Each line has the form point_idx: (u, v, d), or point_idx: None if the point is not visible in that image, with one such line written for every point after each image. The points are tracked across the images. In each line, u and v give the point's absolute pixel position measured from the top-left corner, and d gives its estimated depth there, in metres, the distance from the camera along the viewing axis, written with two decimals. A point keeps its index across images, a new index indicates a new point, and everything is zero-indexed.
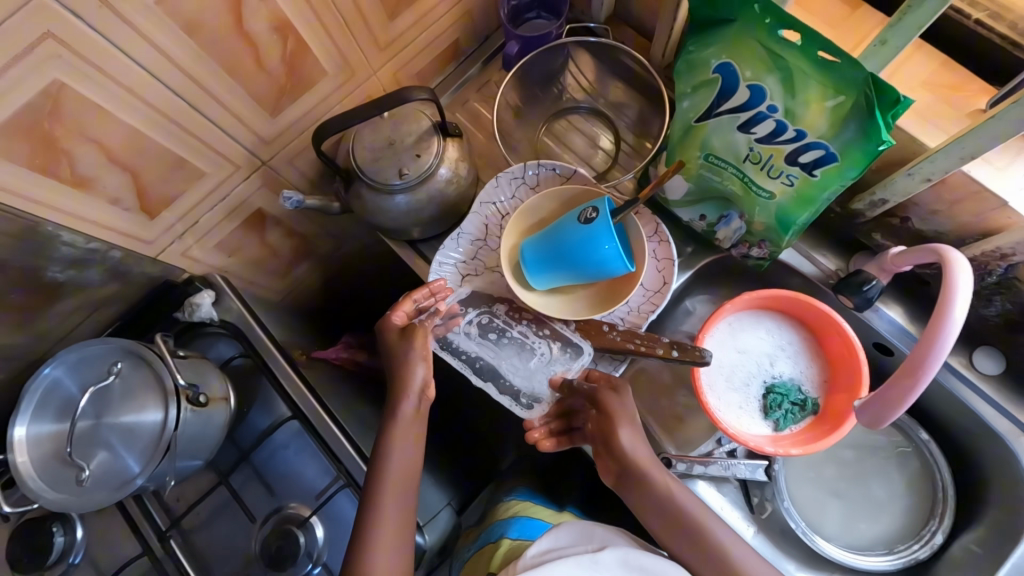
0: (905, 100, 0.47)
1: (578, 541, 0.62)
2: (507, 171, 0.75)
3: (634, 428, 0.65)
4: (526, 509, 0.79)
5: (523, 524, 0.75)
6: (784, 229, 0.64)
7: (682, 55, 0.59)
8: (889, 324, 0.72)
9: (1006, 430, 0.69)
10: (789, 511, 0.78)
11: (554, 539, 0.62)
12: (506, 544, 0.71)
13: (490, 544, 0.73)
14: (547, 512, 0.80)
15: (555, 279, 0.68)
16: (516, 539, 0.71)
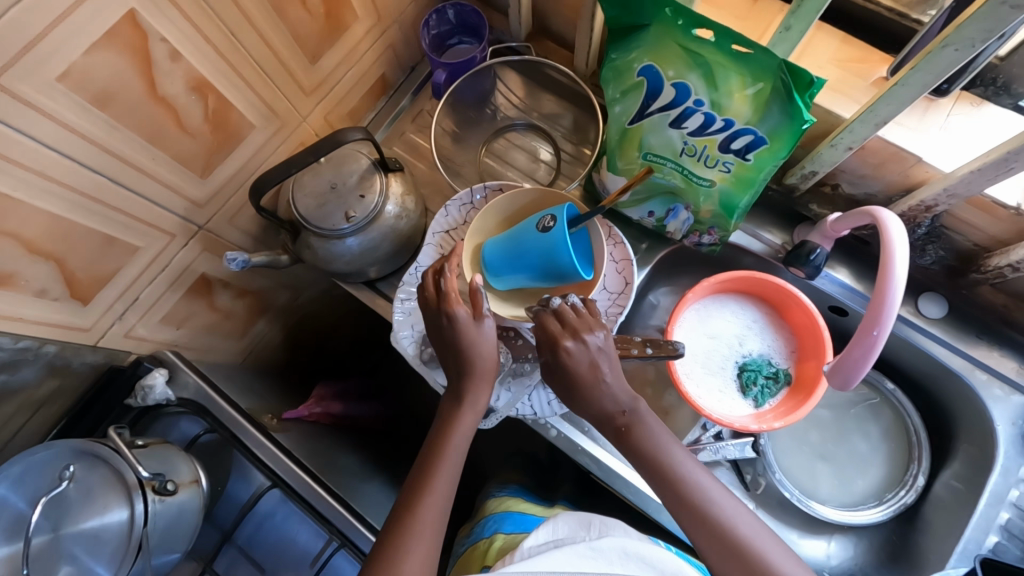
0: (819, 81, 0.50)
1: (577, 531, 0.59)
2: (454, 198, 0.73)
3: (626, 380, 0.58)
4: (514, 506, 0.78)
5: (517, 519, 0.74)
6: (729, 213, 0.67)
7: (607, 63, 0.60)
8: (840, 287, 0.76)
9: (961, 367, 0.74)
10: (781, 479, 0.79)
11: (551, 531, 0.60)
12: (500, 538, 0.69)
13: (482, 540, 0.71)
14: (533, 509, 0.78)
15: (516, 282, 0.65)
16: (510, 533, 0.69)
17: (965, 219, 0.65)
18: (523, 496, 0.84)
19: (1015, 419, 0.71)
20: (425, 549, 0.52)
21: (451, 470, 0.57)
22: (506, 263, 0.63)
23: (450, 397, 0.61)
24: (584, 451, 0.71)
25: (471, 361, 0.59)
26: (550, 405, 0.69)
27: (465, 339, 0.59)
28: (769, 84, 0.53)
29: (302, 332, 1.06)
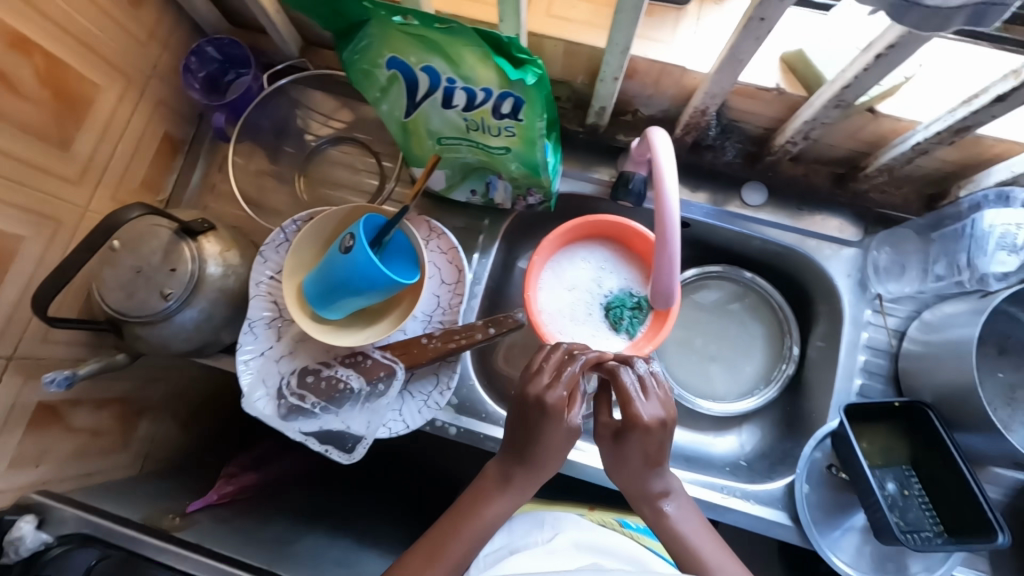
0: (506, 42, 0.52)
1: (532, 531, 0.67)
2: (267, 241, 0.66)
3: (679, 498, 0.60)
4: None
5: None
6: (536, 172, 0.68)
7: (351, 66, 0.57)
8: (671, 203, 0.79)
9: (795, 240, 0.79)
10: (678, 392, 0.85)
11: (508, 534, 0.67)
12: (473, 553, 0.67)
13: None
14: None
15: (346, 309, 0.61)
16: None
17: (745, 111, 0.69)
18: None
19: (848, 271, 0.78)
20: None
21: (468, 541, 0.58)
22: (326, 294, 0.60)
23: (498, 476, 0.61)
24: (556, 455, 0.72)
25: (536, 453, 0.59)
26: (421, 413, 0.62)
27: (547, 440, 0.58)
28: (483, 56, 0.54)
29: (194, 414, 1.01)
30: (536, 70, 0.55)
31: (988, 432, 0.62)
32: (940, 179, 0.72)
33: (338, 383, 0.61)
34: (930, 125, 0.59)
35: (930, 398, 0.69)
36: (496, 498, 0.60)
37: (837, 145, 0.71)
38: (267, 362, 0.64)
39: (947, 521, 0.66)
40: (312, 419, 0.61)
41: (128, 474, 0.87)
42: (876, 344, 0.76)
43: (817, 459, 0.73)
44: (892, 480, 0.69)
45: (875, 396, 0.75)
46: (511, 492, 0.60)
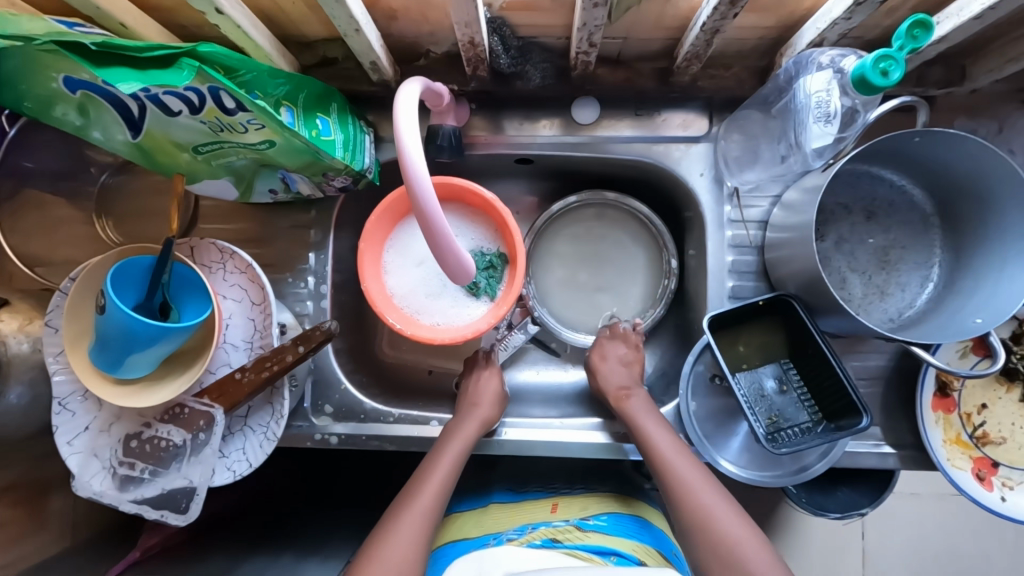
0: (98, 41, 0.43)
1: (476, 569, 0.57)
2: (51, 305, 0.59)
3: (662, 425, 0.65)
4: (449, 536, 0.69)
5: (446, 553, 0.65)
6: (318, 157, 0.59)
7: (27, 102, 0.48)
8: (500, 144, 0.72)
9: (642, 151, 0.72)
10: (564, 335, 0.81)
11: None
12: None
13: None
14: (467, 522, 0.71)
15: (144, 368, 0.55)
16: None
17: (533, 24, 0.60)
18: (459, 508, 0.76)
19: (702, 169, 0.71)
20: (409, 531, 0.59)
21: (452, 461, 0.66)
22: (110, 363, 0.53)
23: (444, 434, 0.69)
24: (495, 442, 0.72)
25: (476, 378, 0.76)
26: (262, 448, 0.59)
27: (468, 387, 0.75)
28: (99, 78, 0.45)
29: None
30: (193, 62, 0.46)
31: (843, 316, 0.60)
32: (768, 47, 0.64)
33: (162, 441, 0.58)
34: (709, 1, 0.51)
35: (795, 288, 0.65)
36: (468, 424, 0.69)
37: (649, 36, 0.62)
38: (96, 435, 0.59)
39: (824, 408, 0.65)
40: (147, 484, 0.58)
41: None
42: (740, 242, 0.71)
43: (701, 371, 0.70)
44: (772, 377, 0.67)
45: (749, 295, 0.71)
46: (482, 419, 0.70)
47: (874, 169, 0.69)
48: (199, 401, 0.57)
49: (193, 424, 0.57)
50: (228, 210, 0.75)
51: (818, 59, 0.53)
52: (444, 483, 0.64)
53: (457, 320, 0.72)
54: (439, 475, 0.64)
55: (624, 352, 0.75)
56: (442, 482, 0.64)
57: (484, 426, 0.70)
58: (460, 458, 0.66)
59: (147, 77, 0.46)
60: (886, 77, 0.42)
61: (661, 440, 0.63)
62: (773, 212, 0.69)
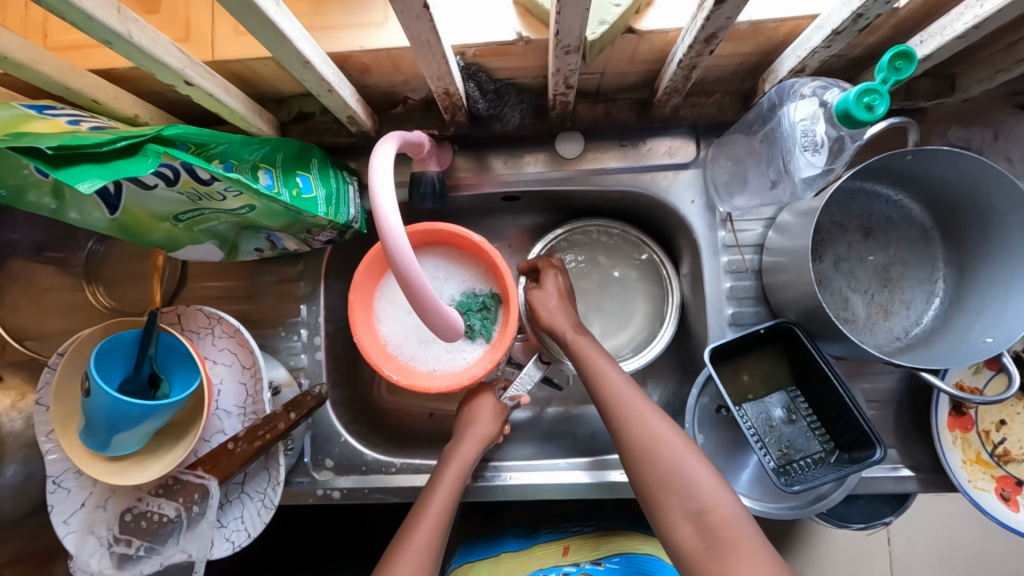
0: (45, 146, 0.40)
1: None
2: (41, 381, 0.58)
3: (610, 360, 0.63)
4: None
5: None
6: (300, 215, 0.59)
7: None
8: (486, 184, 0.71)
9: (629, 181, 0.71)
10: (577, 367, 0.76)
11: None
12: None
13: None
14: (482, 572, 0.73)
15: (136, 442, 0.54)
16: None
17: (508, 67, 0.60)
18: (472, 557, 0.77)
19: (692, 196, 0.70)
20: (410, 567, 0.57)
21: (452, 486, 0.65)
22: (101, 442, 0.53)
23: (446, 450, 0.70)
24: (498, 488, 0.71)
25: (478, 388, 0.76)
26: (260, 517, 0.58)
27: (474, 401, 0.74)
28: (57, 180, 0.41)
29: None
30: (158, 148, 0.45)
31: (844, 342, 0.58)
32: (749, 71, 0.63)
33: (160, 515, 0.57)
34: (683, 39, 0.50)
35: (795, 314, 0.64)
36: (464, 445, 0.69)
37: (628, 69, 0.62)
38: (93, 512, 0.58)
39: (836, 438, 0.63)
40: (146, 561, 0.56)
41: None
42: (737, 268, 0.69)
43: (706, 403, 0.68)
44: (780, 406, 0.65)
45: (749, 321, 0.69)
46: (479, 437, 0.70)
47: (869, 185, 0.68)
48: (193, 472, 0.56)
49: (190, 497, 0.56)
50: (217, 267, 0.74)
51: (801, 90, 0.52)
52: (444, 512, 0.63)
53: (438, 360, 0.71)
54: (433, 506, 0.63)
55: (563, 284, 0.72)
56: (439, 512, 0.62)
57: (481, 444, 0.70)
58: (456, 479, 0.65)
59: (112, 170, 0.43)
60: (871, 111, 0.41)
61: (617, 385, 0.60)
62: (768, 235, 0.67)
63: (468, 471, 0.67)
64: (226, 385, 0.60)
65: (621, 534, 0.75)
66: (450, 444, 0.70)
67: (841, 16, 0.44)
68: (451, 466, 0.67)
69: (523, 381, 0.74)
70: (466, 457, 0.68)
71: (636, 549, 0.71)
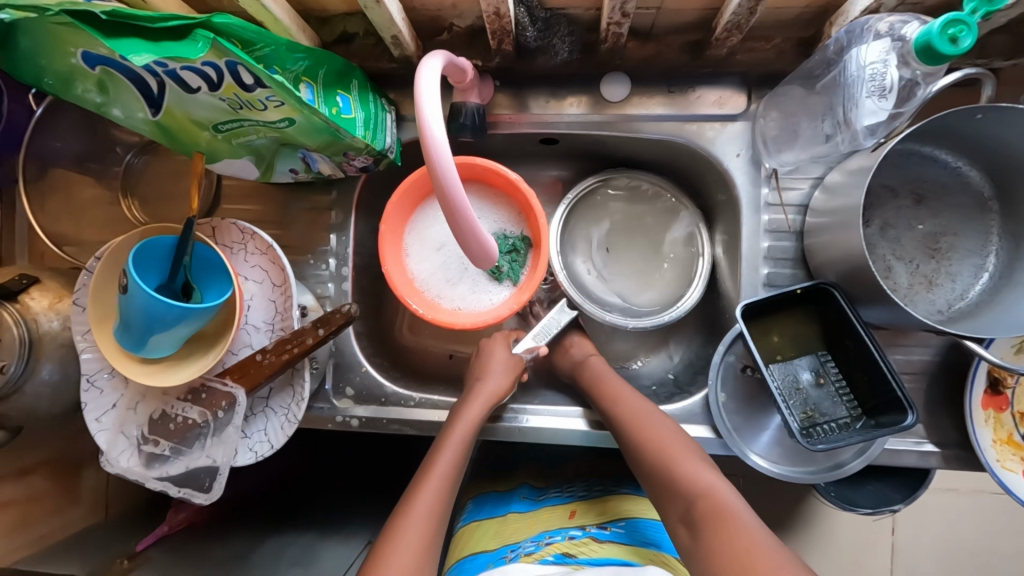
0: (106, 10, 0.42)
1: None
2: (78, 284, 0.60)
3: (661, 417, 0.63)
4: (470, 547, 0.71)
5: (467, 565, 0.67)
6: (339, 135, 0.58)
7: (43, 76, 0.47)
8: (528, 122, 0.69)
9: (673, 130, 0.68)
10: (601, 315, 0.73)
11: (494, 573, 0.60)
12: None
13: None
14: (490, 531, 0.73)
15: (168, 343, 0.56)
16: None
17: None
18: (479, 516, 0.77)
19: (738, 149, 0.67)
20: (422, 518, 0.58)
21: (458, 444, 0.64)
22: (137, 339, 0.54)
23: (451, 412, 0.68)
24: (515, 429, 0.71)
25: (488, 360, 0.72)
26: (283, 430, 0.59)
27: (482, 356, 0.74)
28: (112, 50, 0.43)
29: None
30: (208, 34, 0.45)
31: (890, 307, 0.56)
32: (814, 16, 0.60)
33: (188, 421, 0.58)
34: None
35: (835, 277, 0.62)
36: (473, 405, 0.67)
37: (685, 5, 0.59)
38: (127, 412, 0.60)
39: (864, 403, 0.61)
40: (172, 462, 0.58)
41: (92, 524, 0.83)
42: (778, 227, 0.67)
43: (731, 362, 0.67)
44: (808, 369, 0.64)
45: (784, 283, 0.68)
46: (488, 395, 0.68)
47: (926, 150, 0.64)
48: (221, 380, 0.57)
49: (219, 405, 0.58)
50: (249, 191, 0.75)
51: (876, 27, 0.49)
52: (451, 470, 0.63)
53: (441, 297, 0.70)
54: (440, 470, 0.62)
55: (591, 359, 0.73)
56: (445, 474, 0.62)
57: (489, 402, 0.68)
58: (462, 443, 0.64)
59: (162, 49, 0.44)
60: (955, 45, 0.38)
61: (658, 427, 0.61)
62: (815, 195, 0.65)
63: (476, 431, 0.66)
64: (259, 298, 0.61)
65: (627, 496, 0.75)
66: (460, 404, 0.68)
67: None
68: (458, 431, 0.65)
69: (549, 323, 0.74)
70: (475, 417, 0.66)
71: (643, 514, 0.71)
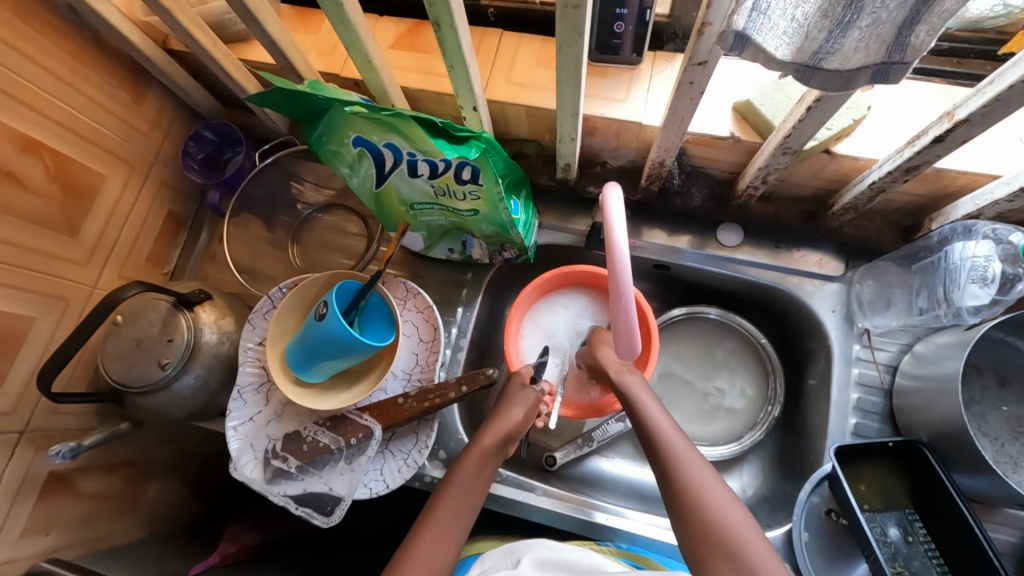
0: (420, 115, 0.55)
1: (498, 559, 0.60)
2: (256, 309, 0.69)
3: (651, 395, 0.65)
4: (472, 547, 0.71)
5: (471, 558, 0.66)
6: (506, 229, 0.70)
7: (319, 145, 0.62)
8: (653, 248, 0.81)
9: (775, 278, 0.78)
10: None
11: (514, 545, 0.61)
12: None
13: None
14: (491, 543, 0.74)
15: (327, 370, 0.63)
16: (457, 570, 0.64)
17: (706, 156, 0.71)
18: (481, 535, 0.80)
19: (833, 306, 0.76)
20: (449, 517, 0.58)
21: (469, 473, 0.61)
22: (309, 360, 0.62)
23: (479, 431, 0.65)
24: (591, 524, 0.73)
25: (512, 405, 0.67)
26: (400, 473, 0.64)
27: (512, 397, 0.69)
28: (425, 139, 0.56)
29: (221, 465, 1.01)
30: (479, 144, 0.57)
31: (986, 475, 0.60)
32: (913, 211, 0.72)
33: (319, 447, 0.64)
34: (882, 165, 0.59)
35: (928, 437, 0.66)
36: (486, 434, 0.64)
37: (806, 182, 0.71)
38: (263, 426, 0.66)
39: (956, 571, 0.63)
40: (293, 481, 0.64)
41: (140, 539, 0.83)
42: (868, 381, 0.73)
43: (816, 503, 0.69)
44: (895, 524, 0.66)
45: (871, 435, 0.72)
46: (502, 424, 0.65)
47: (1010, 339, 0.72)
48: (360, 414, 0.65)
49: (352, 435, 0.64)
50: (396, 258, 0.85)
51: (981, 230, 0.60)
52: (462, 496, 0.60)
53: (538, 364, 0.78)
54: (473, 465, 0.62)
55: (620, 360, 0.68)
56: (467, 491, 0.60)
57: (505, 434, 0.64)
58: (486, 451, 0.63)
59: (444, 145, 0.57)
60: None
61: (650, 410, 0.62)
62: (905, 359, 0.71)
63: (489, 462, 0.63)
64: (407, 348, 0.69)
65: None
66: (477, 432, 0.65)
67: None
68: (483, 445, 0.63)
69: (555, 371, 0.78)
70: (499, 439, 0.64)
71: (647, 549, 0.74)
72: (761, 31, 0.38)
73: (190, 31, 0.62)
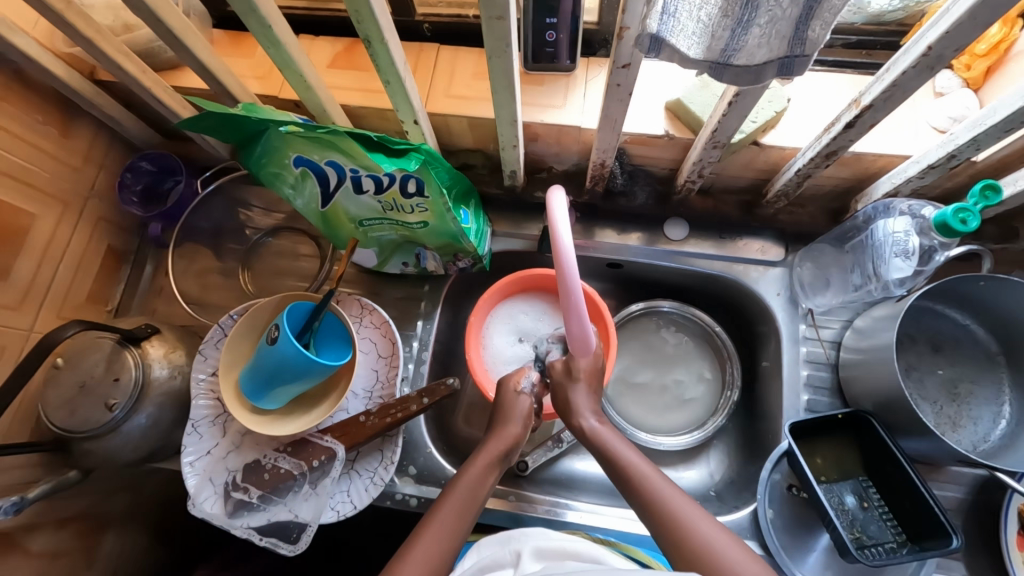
0: (357, 131, 0.55)
1: (497, 549, 0.58)
2: (206, 339, 0.68)
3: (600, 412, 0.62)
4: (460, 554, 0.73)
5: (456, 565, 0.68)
6: (457, 239, 0.71)
7: (260, 169, 0.61)
8: (606, 248, 0.83)
9: (721, 267, 0.81)
10: (627, 431, 0.84)
11: (513, 534, 0.59)
12: None
13: None
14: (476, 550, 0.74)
15: (283, 395, 0.62)
16: None
17: (646, 155, 0.74)
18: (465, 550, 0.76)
19: (778, 290, 0.79)
20: (447, 522, 0.55)
21: (473, 481, 0.58)
22: (263, 387, 0.61)
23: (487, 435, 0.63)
24: (565, 524, 0.76)
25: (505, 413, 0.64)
26: (368, 492, 0.63)
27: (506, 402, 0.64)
28: (364, 154, 0.57)
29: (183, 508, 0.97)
30: (419, 156, 0.58)
31: (927, 436, 0.64)
32: (841, 194, 0.76)
33: (281, 475, 0.63)
34: (805, 153, 0.62)
35: (873, 407, 0.70)
36: (491, 443, 0.61)
37: (741, 173, 0.75)
38: (220, 459, 0.64)
39: (909, 531, 0.66)
40: (256, 512, 0.62)
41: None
42: (816, 358, 0.76)
43: (777, 480, 0.72)
44: (851, 493, 0.70)
45: (823, 410, 0.75)
46: (506, 436, 0.61)
47: (939, 307, 0.76)
48: (322, 436, 0.64)
49: (314, 458, 0.63)
50: (351, 277, 0.84)
51: (898, 207, 0.64)
52: (462, 506, 0.56)
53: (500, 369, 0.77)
54: (476, 477, 0.58)
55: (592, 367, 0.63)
56: (465, 500, 0.57)
57: (507, 446, 0.61)
58: (499, 453, 0.60)
59: (385, 159, 0.57)
60: (965, 224, 0.52)
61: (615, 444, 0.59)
62: (847, 334, 0.75)
63: (489, 473, 0.59)
64: (366, 366, 0.69)
65: None
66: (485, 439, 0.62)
67: (936, 154, 0.56)
68: (492, 454, 0.60)
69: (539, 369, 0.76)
70: (516, 439, 0.61)
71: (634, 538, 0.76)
72: (673, 32, 0.41)
73: (116, 61, 0.60)
